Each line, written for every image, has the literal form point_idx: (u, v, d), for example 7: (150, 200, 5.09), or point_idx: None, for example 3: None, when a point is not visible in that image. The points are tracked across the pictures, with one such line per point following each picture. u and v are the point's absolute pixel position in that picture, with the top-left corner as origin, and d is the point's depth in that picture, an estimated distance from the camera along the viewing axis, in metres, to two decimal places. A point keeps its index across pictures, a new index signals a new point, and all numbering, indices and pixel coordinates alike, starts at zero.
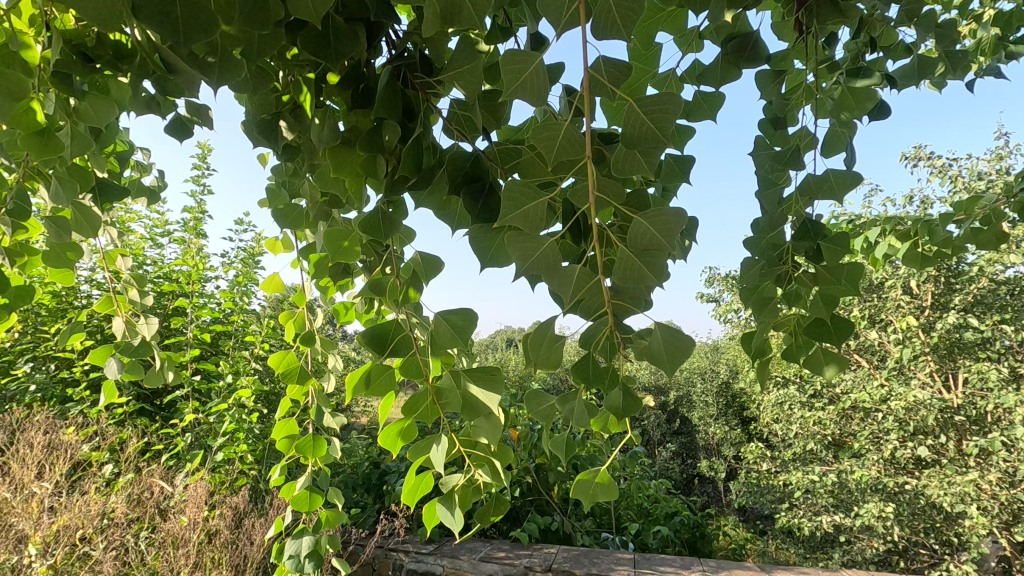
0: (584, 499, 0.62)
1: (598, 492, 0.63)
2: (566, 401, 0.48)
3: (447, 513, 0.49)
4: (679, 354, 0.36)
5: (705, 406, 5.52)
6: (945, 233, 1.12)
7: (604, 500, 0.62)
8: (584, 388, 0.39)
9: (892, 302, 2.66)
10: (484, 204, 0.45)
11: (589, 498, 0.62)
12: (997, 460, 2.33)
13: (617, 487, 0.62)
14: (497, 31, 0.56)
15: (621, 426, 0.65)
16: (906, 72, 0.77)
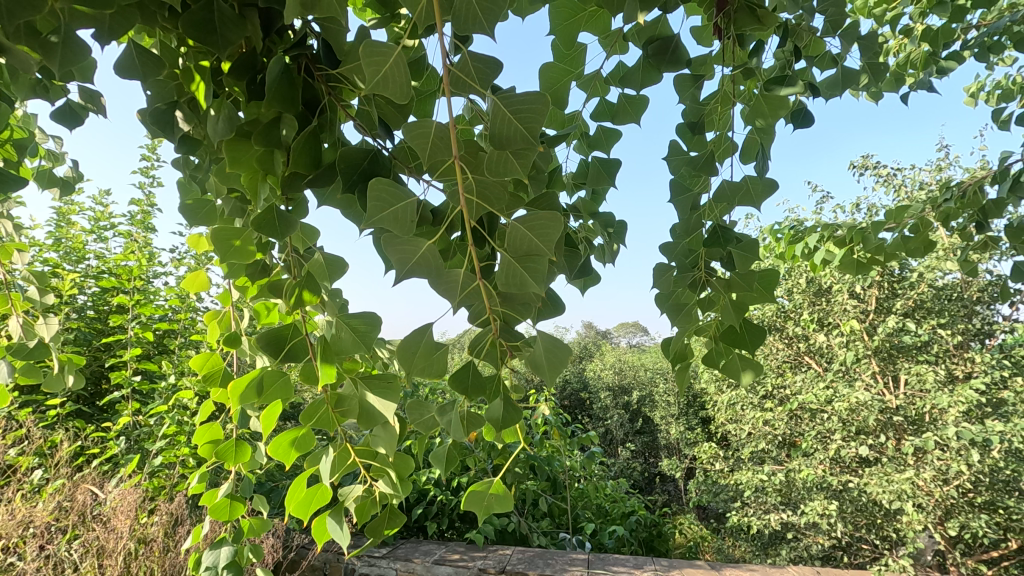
0: (479, 510, 0.60)
1: (492, 503, 0.61)
2: (446, 412, 0.45)
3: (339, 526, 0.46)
4: (559, 361, 0.37)
5: (666, 406, 5.64)
6: (876, 240, 1.15)
7: (500, 510, 0.61)
8: (463, 398, 0.35)
9: (839, 306, 2.75)
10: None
11: (483, 510, 0.60)
12: (932, 459, 2.43)
13: (511, 497, 0.61)
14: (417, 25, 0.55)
15: (515, 437, 0.65)
16: (831, 82, 0.78)
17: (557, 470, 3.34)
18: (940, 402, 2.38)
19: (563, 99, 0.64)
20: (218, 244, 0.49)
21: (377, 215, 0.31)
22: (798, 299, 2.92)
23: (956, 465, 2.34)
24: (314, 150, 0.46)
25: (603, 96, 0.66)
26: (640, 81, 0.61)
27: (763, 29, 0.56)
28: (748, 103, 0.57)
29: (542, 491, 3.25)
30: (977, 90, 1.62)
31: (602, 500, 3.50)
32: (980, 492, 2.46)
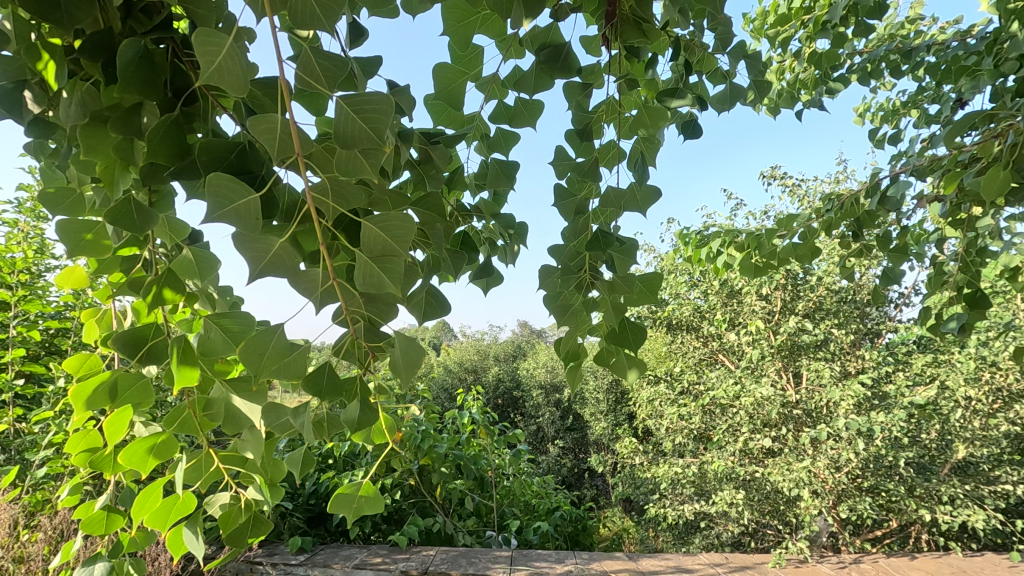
0: (349, 513, 0.59)
1: (362, 506, 0.60)
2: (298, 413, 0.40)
3: (192, 534, 0.50)
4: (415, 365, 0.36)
5: (595, 403, 5.80)
6: (769, 246, 1.24)
7: (370, 512, 0.60)
8: (314, 399, 0.35)
9: (749, 307, 2.94)
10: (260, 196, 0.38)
11: (352, 512, 0.59)
12: (825, 448, 2.64)
13: (383, 498, 0.61)
14: None
15: (386, 439, 0.66)
16: (721, 97, 0.84)
17: (484, 469, 3.35)
18: (833, 396, 2.60)
19: (460, 100, 0.64)
20: (65, 238, 0.46)
21: (217, 211, 0.30)
22: (712, 300, 3.09)
23: (846, 453, 2.56)
24: (178, 140, 0.42)
25: (500, 99, 0.66)
26: (533, 86, 0.62)
27: (647, 43, 0.59)
28: (633, 113, 0.59)
29: (469, 490, 3.26)
30: (864, 111, 1.78)
31: (529, 497, 3.55)
32: (866, 478, 2.71)
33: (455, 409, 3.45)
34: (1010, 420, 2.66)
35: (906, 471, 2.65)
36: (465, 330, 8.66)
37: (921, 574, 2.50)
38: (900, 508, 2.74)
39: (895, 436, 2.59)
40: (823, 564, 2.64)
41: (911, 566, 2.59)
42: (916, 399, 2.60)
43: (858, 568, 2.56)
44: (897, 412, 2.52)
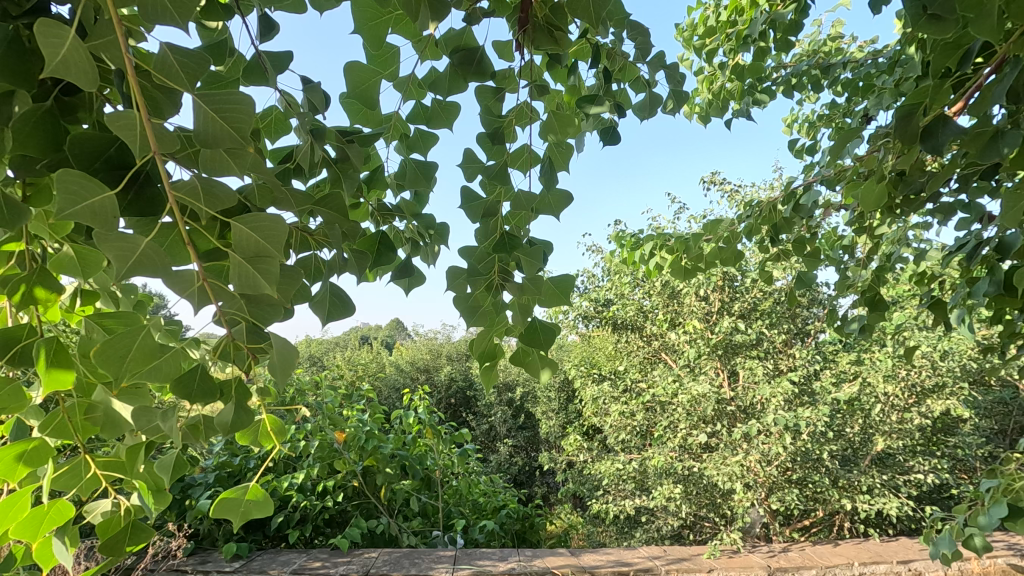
0: (234, 518, 0.59)
1: (251, 509, 0.61)
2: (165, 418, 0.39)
3: (62, 543, 0.52)
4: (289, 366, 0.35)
5: (547, 402, 5.86)
6: (696, 249, 1.29)
7: (258, 515, 0.60)
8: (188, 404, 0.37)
9: (689, 308, 3.05)
10: (136, 195, 0.36)
11: (239, 516, 0.59)
12: (757, 443, 2.77)
13: (270, 501, 0.61)
14: (217, 7, 0.53)
15: (274, 442, 0.66)
16: (642, 105, 0.87)
17: (430, 469, 3.33)
18: (764, 393, 2.72)
19: (374, 99, 0.63)
20: None
21: (70, 208, 0.29)
22: (655, 300, 3.19)
23: (775, 447, 2.69)
24: (55, 135, 0.39)
25: (418, 99, 0.66)
26: (447, 88, 0.62)
27: (558, 50, 0.61)
28: (541, 117, 0.61)
29: (414, 490, 3.23)
30: (792, 121, 1.87)
31: (476, 496, 3.56)
32: (795, 470, 2.85)
33: (401, 409, 3.42)
34: (923, 414, 2.85)
35: (830, 463, 2.81)
36: (418, 330, 8.57)
37: (841, 560, 2.66)
38: (825, 498, 2.90)
39: (820, 430, 2.74)
40: (754, 554, 2.77)
41: (834, 553, 2.75)
42: (839, 395, 2.76)
43: (786, 557, 2.70)
44: (822, 407, 2.67)
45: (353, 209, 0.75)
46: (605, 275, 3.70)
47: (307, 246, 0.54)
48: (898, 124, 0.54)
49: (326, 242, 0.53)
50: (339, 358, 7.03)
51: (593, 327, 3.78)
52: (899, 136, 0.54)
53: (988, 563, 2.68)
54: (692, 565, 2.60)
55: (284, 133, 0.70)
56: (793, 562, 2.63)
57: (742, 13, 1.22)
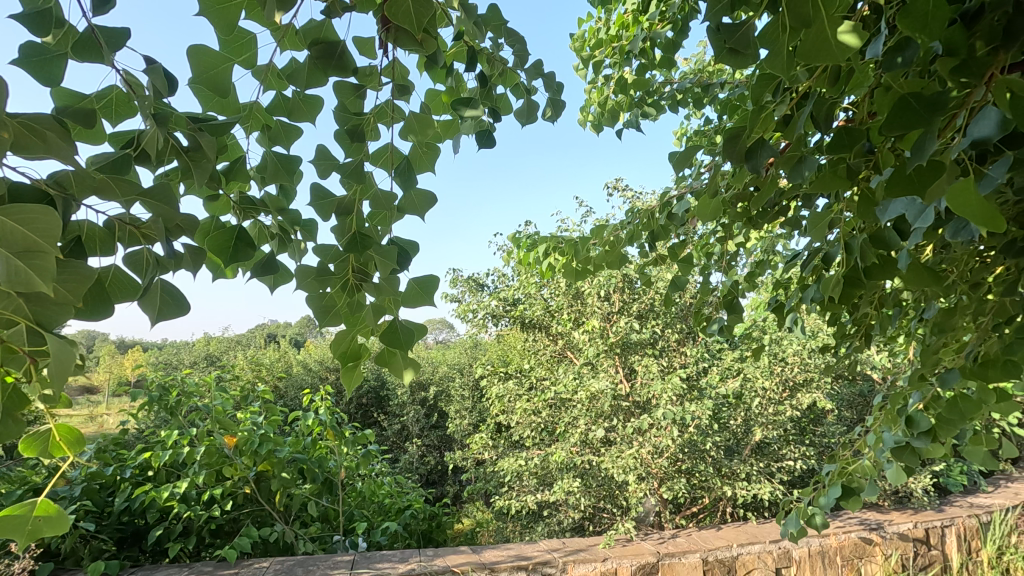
0: (20, 537, 0.60)
1: (39, 528, 0.63)
2: None
3: None
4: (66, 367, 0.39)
5: (461, 400, 5.86)
6: (584, 253, 1.35)
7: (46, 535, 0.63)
8: None
9: (591, 307, 3.18)
10: None
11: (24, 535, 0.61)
12: (650, 436, 2.93)
13: (63, 519, 0.63)
14: None
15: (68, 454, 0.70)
16: (522, 111, 0.90)
17: (331, 472, 3.22)
18: (657, 389, 2.90)
19: (226, 87, 0.60)
20: None
21: None
22: (560, 300, 3.30)
23: (665, 440, 2.87)
24: None
25: (279, 90, 0.64)
26: (306, 81, 0.61)
27: (423, 51, 0.62)
28: (403, 118, 0.61)
29: (314, 494, 3.11)
30: (681, 134, 1.98)
31: (380, 497, 3.49)
32: (685, 461, 3.05)
33: (300, 410, 3.27)
34: (794, 406, 3.15)
35: (714, 453, 3.04)
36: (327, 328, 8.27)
37: (721, 542, 2.89)
38: (709, 486, 3.13)
39: (705, 423, 2.96)
40: (646, 541, 2.93)
41: (717, 536, 2.97)
42: (722, 390, 2.99)
43: (674, 542, 2.89)
44: (706, 402, 2.88)
45: (211, 201, 0.71)
46: (515, 275, 3.76)
47: (138, 241, 0.50)
48: (726, 144, 0.58)
49: (156, 237, 0.49)
50: (240, 357, 6.64)
51: (502, 326, 3.83)
52: (728, 155, 0.59)
53: (843, 537, 3.02)
54: (588, 555, 2.71)
55: (128, 116, 0.64)
56: (680, 547, 2.82)
57: (627, 29, 1.29)
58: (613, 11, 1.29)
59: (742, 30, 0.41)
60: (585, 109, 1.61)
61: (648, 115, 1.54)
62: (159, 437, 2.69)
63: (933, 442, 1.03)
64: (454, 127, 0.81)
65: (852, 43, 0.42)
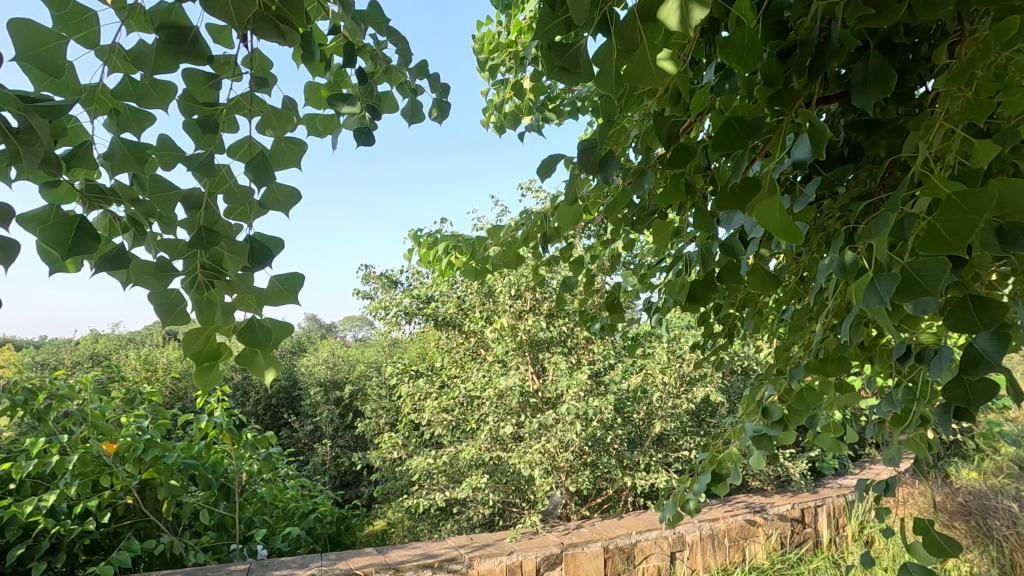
0: None
1: None
2: None
3: None
4: None
5: (376, 399, 5.75)
6: (481, 253, 1.37)
7: None
8: None
9: (503, 305, 3.22)
10: None
11: None
12: (556, 432, 3.04)
13: None
14: None
15: None
16: (407, 110, 0.90)
17: (229, 477, 3.06)
18: (563, 385, 2.99)
19: (60, 66, 0.55)
20: None
21: None
22: (472, 298, 3.33)
23: (570, 435, 2.97)
24: None
25: (127, 74, 0.60)
26: (155, 66, 0.58)
27: (285, 44, 0.60)
28: (261, 112, 0.59)
29: (207, 502, 2.94)
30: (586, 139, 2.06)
31: (284, 502, 3.36)
32: (589, 454, 3.17)
33: (194, 412, 3.07)
34: (690, 399, 3.36)
35: (616, 446, 3.19)
36: None
37: (622, 531, 3.04)
38: (612, 477, 3.27)
39: (608, 417, 3.10)
40: (551, 533, 3.02)
41: (618, 525, 3.13)
42: (624, 386, 3.13)
43: (577, 533, 3.01)
44: (609, 397, 3.02)
45: (49, 188, 0.63)
46: (429, 272, 3.75)
47: None
48: (581, 153, 0.61)
49: None
50: (130, 356, 6.12)
51: (416, 324, 3.80)
52: (584, 165, 0.62)
53: (730, 521, 3.27)
54: (495, 549, 2.77)
55: None
56: (583, 537, 2.94)
57: (525, 35, 1.32)
58: (512, 17, 1.31)
59: (572, 51, 0.44)
60: (488, 110, 1.63)
61: (549, 119, 1.59)
62: (23, 446, 2.42)
63: (785, 430, 1.14)
64: (334, 122, 0.80)
65: (669, 69, 0.46)
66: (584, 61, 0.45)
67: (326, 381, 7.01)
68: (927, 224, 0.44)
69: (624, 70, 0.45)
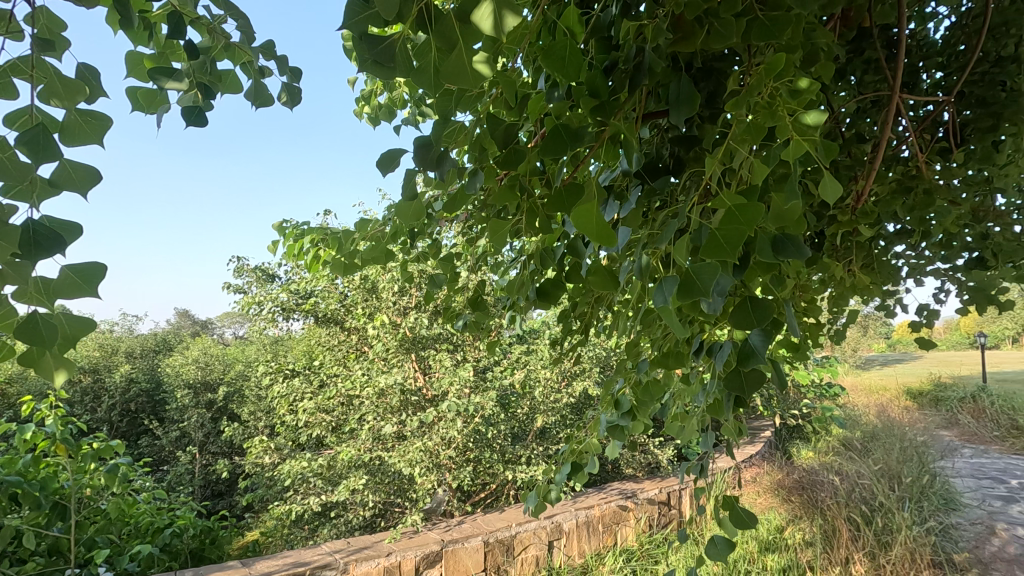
0: None
1: None
2: None
3: None
4: None
5: (253, 401, 5.38)
6: (350, 247, 1.32)
7: None
8: None
9: (387, 302, 3.16)
10: None
11: None
12: (438, 429, 3.05)
13: None
14: None
15: None
16: (250, 92, 0.84)
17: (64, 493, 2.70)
18: (446, 383, 2.99)
19: None
20: None
21: None
22: (353, 294, 3.24)
23: (452, 432, 2.99)
24: None
25: None
26: None
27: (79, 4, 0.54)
28: (45, 79, 0.52)
29: (35, 523, 2.56)
30: None
31: (135, 517, 3.02)
32: (472, 450, 3.20)
33: (20, 422, 2.67)
34: (570, 393, 3.50)
35: (498, 441, 3.24)
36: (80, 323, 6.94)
37: (502, 524, 3.10)
38: (494, 472, 3.33)
39: (491, 413, 3.15)
40: (432, 531, 3.00)
41: (499, 518, 3.19)
42: (506, 381, 3.20)
43: (458, 529, 3.02)
44: (490, 393, 3.09)
45: None
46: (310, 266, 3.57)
47: None
48: (417, 150, 0.60)
49: None
50: None
51: (294, 321, 3.61)
52: (420, 161, 0.60)
53: (605, 508, 3.46)
54: (373, 551, 2.71)
55: None
56: (464, 532, 2.96)
57: None
58: None
59: (384, 44, 0.44)
60: (363, 100, 1.58)
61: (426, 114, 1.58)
62: None
63: (634, 421, 1.23)
64: (159, 98, 0.73)
65: (484, 72, 0.48)
66: (399, 55, 0.45)
67: (195, 383, 6.44)
68: (710, 233, 0.49)
69: (441, 70, 0.45)
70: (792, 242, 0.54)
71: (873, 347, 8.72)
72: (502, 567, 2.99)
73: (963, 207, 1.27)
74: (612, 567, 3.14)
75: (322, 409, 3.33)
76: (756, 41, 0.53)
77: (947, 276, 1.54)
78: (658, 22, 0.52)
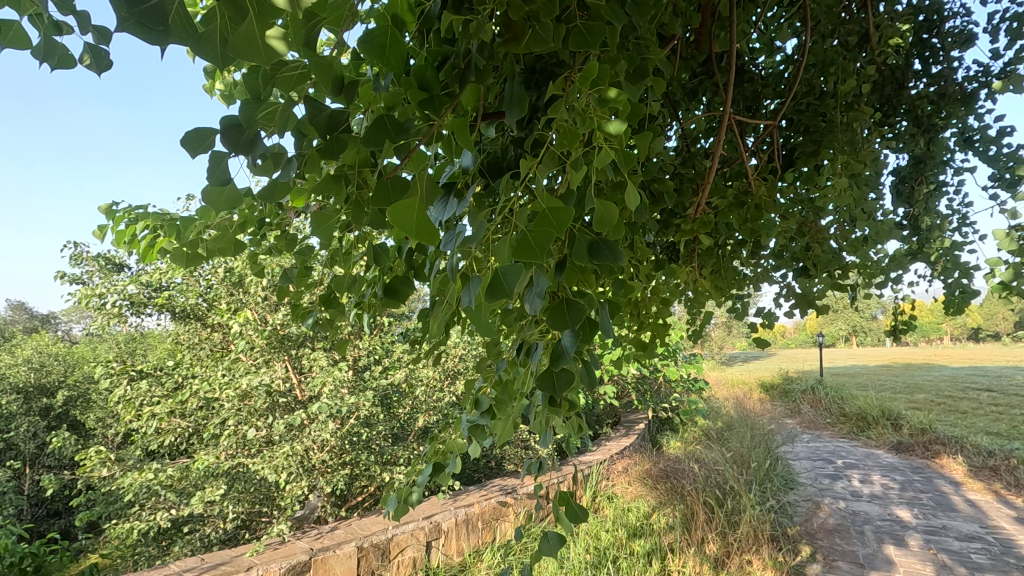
0: None
1: None
2: None
3: None
4: None
5: (98, 407, 4.75)
6: (191, 237, 1.17)
7: None
8: None
9: (256, 298, 2.95)
10: None
11: None
12: (309, 432, 2.89)
13: None
14: None
15: None
16: (37, 50, 0.71)
17: None
18: (318, 383, 2.83)
19: None
20: None
21: None
22: (217, 288, 2.98)
23: (324, 435, 2.85)
24: None
25: None
26: None
27: None
28: None
29: None
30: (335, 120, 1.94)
31: None
32: (348, 452, 3.07)
33: None
34: (453, 392, 3.49)
35: (375, 443, 3.14)
36: None
37: (378, 527, 3.00)
38: (371, 474, 3.21)
39: (366, 414, 3.05)
40: (300, 540, 2.84)
41: (375, 522, 3.09)
42: (386, 381, 3.11)
43: (330, 536, 2.88)
44: (368, 393, 2.99)
45: None
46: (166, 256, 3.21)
47: None
48: (224, 130, 0.52)
49: None
50: None
51: (146, 316, 3.24)
52: (229, 144, 0.53)
53: (485, 505, 3.48)
54: (230, 567, 2.51)
55: None
56: (335, 539, 2.83)
57: None
58: None
59: (150, 3, 0.38)
60: (216, 74, 1.42)
61: None
62: None
63: (493, 420, 1.23)
64: None
65: (281, 49, 0.44)
66: (174, 18, 0.39)
67: (26, 387, 5.56)
68: (523, 234, 0.49)
69: (231, 44, 0.40)
70: (608, 247, 0.56)
71: (736, 345, 9.68)
72: (377, 571, 2.89)
73: (790, 222, 1.43)
74: (489, 564, 3.17)
75: (176, 414, 3.03)
76: (574, 47, 0.54)
77: (781, 283, 1.72)
78: (480, 19, 0.51)
